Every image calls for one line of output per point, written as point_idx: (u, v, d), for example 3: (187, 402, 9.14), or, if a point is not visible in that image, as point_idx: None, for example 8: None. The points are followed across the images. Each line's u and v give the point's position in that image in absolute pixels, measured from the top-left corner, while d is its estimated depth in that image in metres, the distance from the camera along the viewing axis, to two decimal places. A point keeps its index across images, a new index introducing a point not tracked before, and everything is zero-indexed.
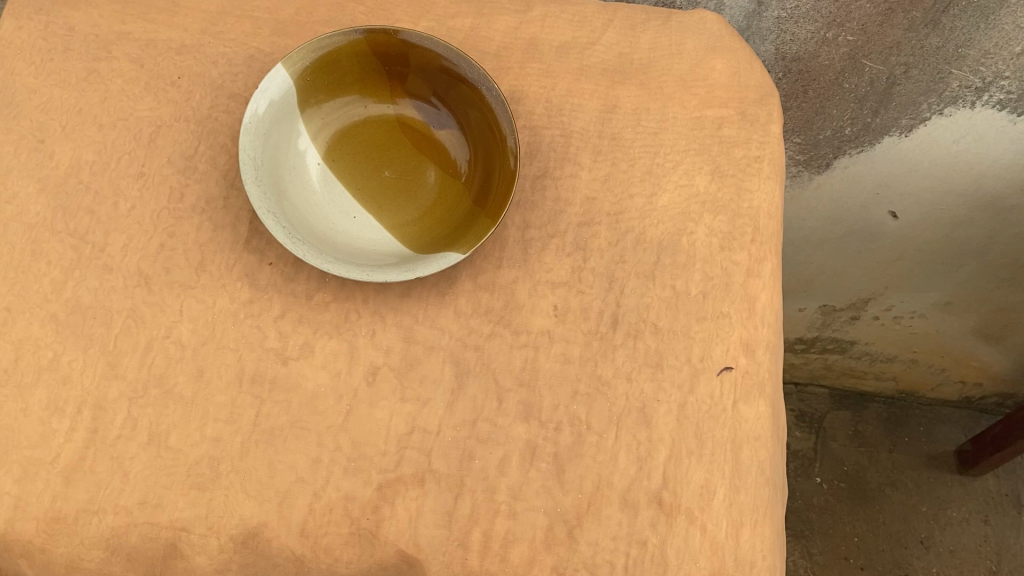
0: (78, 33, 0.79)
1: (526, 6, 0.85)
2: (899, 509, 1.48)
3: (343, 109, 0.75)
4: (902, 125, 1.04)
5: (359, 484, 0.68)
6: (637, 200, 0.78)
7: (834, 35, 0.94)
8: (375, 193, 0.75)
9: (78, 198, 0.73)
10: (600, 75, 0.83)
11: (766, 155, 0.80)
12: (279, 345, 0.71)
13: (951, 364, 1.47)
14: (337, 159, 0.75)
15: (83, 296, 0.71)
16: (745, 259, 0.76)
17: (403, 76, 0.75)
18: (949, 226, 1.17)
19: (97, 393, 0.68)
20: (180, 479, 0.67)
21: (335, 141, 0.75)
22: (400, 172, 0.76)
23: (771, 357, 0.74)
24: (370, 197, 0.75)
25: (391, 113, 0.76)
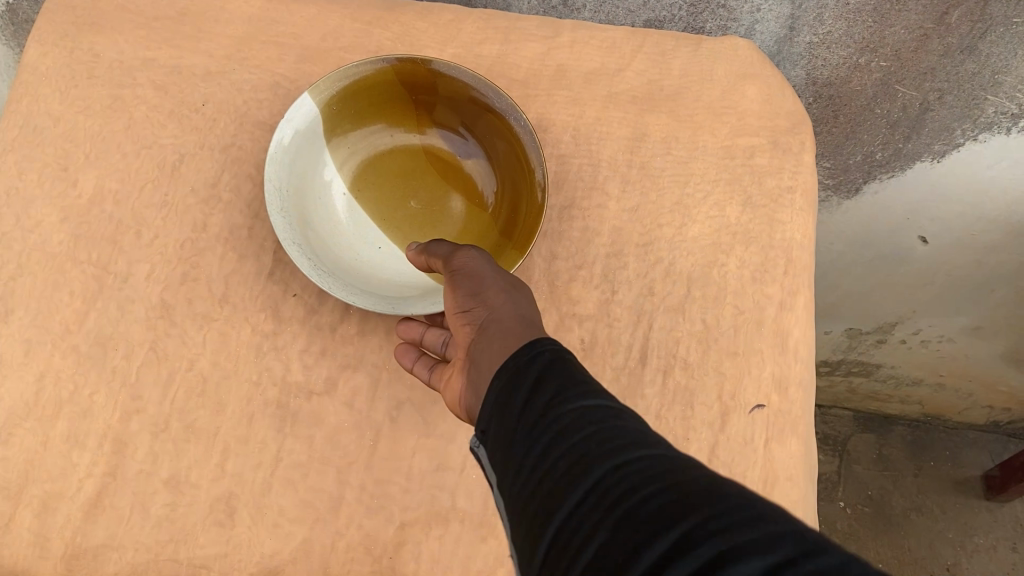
0: (103, 60, 0.78)
1: (554, 31, 0.84)
2: (924, 535, 1.45)
3: (370, 138, 0.75)
4: (935, 150, 1.01)
5: (382, 522, 0.66)
6: (667, 231, 0.77)
7: (867, 60, 0.93)
8: (400, 223, 0.74)
9: (101, 227, 0.73)
10: (629, 103, 0.81)
11: (799, 186, 0.79)
12: (301, 379, 0.70)
13: (980, 389, 1.41)
14: (362, 188, 0.75)
15: (105, 328, 0.70)
16: (777, 292, 0.75)
17: (430, 104, 0.74)
18: (981, 251, 1.11)
19: (118, 426, 0.67)
20: (201, 515, 0.66)
21: (362, 170, 0.75)
22: (428, 200, 0.75)
23: (804, 395, 0.72)
24: (396, 226, 0.74)
25: (417, 143, 0.76)
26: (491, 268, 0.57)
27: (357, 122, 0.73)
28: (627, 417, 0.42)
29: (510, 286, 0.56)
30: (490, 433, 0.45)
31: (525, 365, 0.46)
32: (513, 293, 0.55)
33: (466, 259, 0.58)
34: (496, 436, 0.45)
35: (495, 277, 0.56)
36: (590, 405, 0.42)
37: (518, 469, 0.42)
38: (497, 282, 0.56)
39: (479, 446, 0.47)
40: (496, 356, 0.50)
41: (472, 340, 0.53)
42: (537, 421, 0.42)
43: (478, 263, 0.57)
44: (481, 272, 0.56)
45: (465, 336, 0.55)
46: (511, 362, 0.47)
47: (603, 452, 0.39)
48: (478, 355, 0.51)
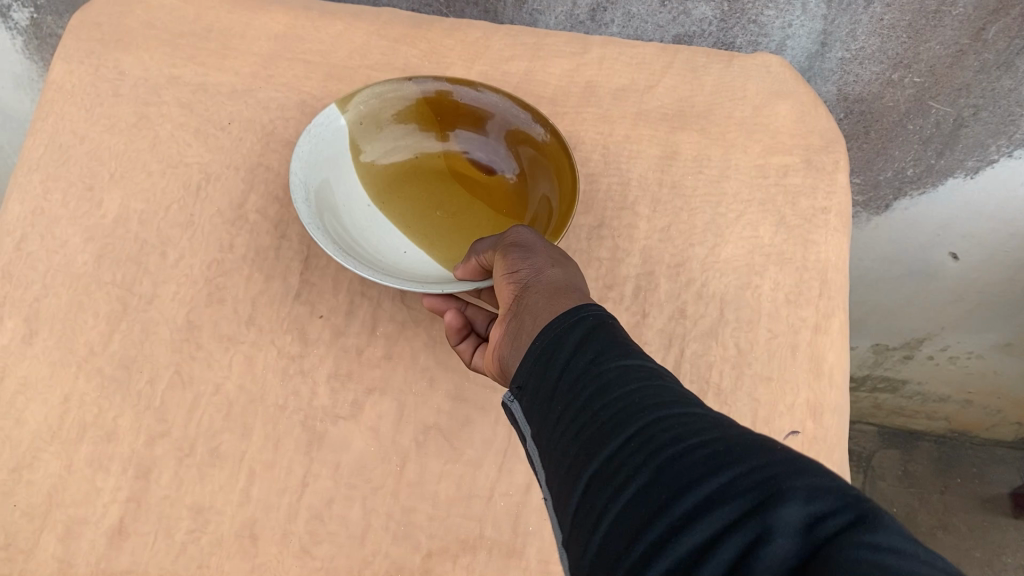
0: (129, 78, 0.78)
1: (581, 48, 0.83)
2: (951, 554, 1.41)
3: (392, 157, 0.75)
4: (968, 167, 0.99)
5: (408, 550, 0.65)
6: (698, 251, 0.75)
7: (900, 76, 0.91)
8: (426, 230, 0.72)
9: (126, 247, 0.72)
10: (659, 120, 0.80)
11: (833, 207, 0.77)
12: (327, 403, 0.69)
13: (1009, 406, 1.39)
14: (386, 202, 0.74)
15: (130, 350, 0.69)
16: (812, 314, 0.73)
17: (453, 117, 0.75)
18: (1015, 266, 1.09)
19: (143, 451, 0.66)
20: (226, 542, 0.64)
21: (387, 184, 0.74)
22: (455, 208, 0.73)
23: (840, 422, 0.70)
24: (422, 233, 0.72)
25: (440, 159, 0.76)
26: (544, 246, 0.57)
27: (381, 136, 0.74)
28: (669, 379, 0.42)
29: (562, 261, 0.56)
30: (526, 389, 0.46)
31: (565, 325, 0.46)
32: (563, 267, 0.55)
33: (518, 236, 0.57)
34: (532, 393, 0.45)
35: (543, 245, 0.57)
36: (636, 365, 0.43)
37: (558, 423, 0.43)
38: (547, 256, 0.55)
39: (514, 401, 0.47)
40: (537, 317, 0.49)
41: (515, 306, 0.53)
42: (578, 379, 0.43)
43: (529, 239, 0.57)
44: (534, 246, 0.56)
45: (508, 306, 0.54)
46: (551, 320, 0.47)
47: (647, 408, 0.39)
48: (521, 319, 0.51)
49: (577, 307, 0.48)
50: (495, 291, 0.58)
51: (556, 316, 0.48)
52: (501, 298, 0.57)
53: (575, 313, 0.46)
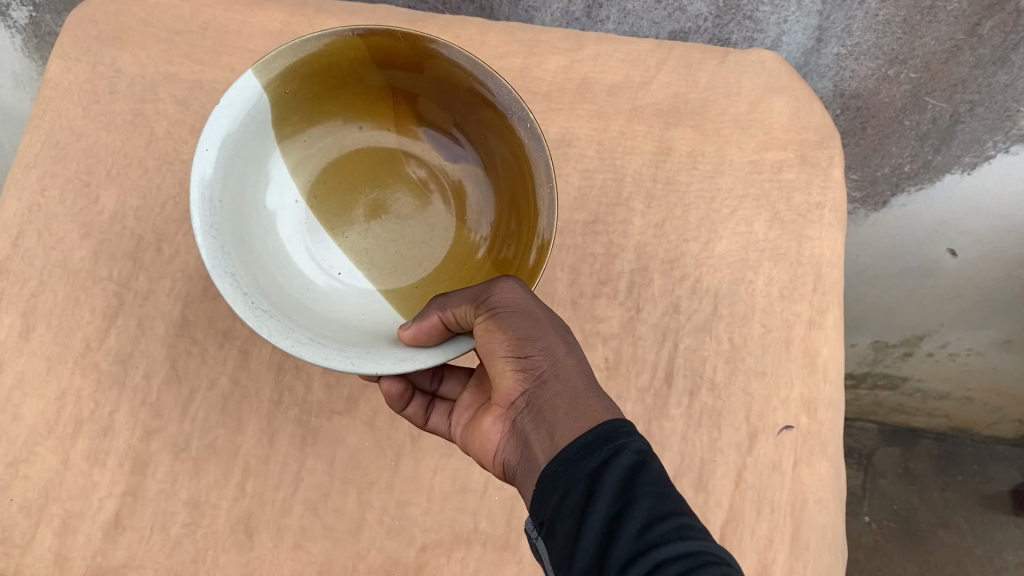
0: (125, 75, 0.78)
1: (578, 44, 0.83)
2: (951, 552, 1.43)
3: (334, 138, 0.67)
4: (965, 163, 0.99)
5: (403, 544, 0.65)
6: (692, 247, 0.76)
7: (896, 72, 0.91)
8: (364, 243, 0.67)
9: (122, 244, 0.72)
10: (654, 116, 0.80)
11: (828, 202, 0.77)
12: (322, 398, 0.69)
13: (1009, 403, 1.39)
14: (321, 198, 0.67)
15: (126, 345, 0.69)
16: (806, 309, 0.73)
17: (420, 96, 0.65)
18: (1012, 263, 1.09)
19: (139, 446, 0.67)
20: (221, 536, 0.65)
21: (341, 170, 0.68)
22: (407, 217, 0.68)
23: (833, 416, 0.71)
24: (359, 244, 0.67)
25: (391, 147, 0.68)
26: (538, 311, 0.52)
27: (338, 111, 0.66)
28: (725, 565, 0.40)
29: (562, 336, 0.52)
30: (561, 547, 0.44)
31: (606, 462, 0.44)
32: (569, 348, 0.52)
33: (509, 298, 0.52)
34: (568, 551, 0.43)
35: (549, 326, 0.52)
36: (687, 550, 0.40)
37: None
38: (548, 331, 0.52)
39: (539, 540, 0.46)
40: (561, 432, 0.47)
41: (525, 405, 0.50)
42: (626, 558, 0.41)
43: (523, 303, 0.52)
44: (532, 315, 0.52)
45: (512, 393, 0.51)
46: (585, 439, 0.45)
47: None
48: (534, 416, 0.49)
49: (609, 421, 0.46)
50: (489, 368, 0.53)
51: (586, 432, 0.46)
52: (499, 376, 0.52)
53: (613, 439, 0.45)
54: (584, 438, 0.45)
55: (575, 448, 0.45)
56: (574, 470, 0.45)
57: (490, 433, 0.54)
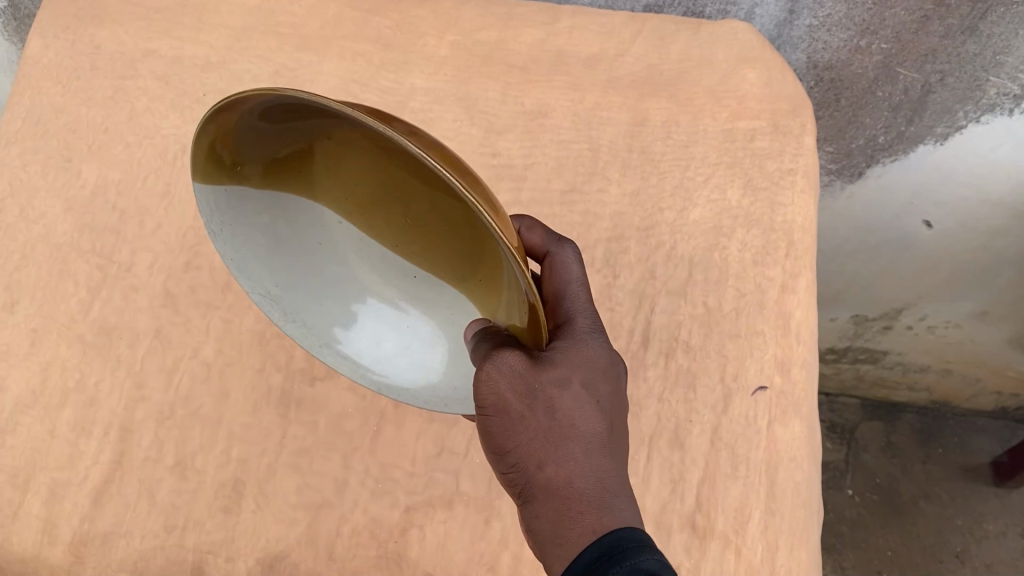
0: (105, 52, 0.80)
1: (552, 18, 0.84)
2: (933, 523, 1.43)
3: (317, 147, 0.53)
4: (937, 133, 1.00)
5: (387, 506, 0.66)
6: (667, 215, 0.77)
7: (867, 43, 0.93)
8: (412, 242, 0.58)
9: (105, 217, 0.74)
10: (628, 88, 0.82)
11: (800, 168, 0.78)
12: (305, 365, 0.70)
13: (988, 374, 1.40)
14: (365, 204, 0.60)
15: (110, 316, 0.71)
16: (779, 274, 0.74)
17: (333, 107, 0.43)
18: (987, 234, 1.11)
19: (125, 414, 0.68)
20: (207, 501, 0.66)
21: None
22: None
23: (807, 376, 0.71)
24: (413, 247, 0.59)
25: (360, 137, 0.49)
26: (522, 399, 0.48)
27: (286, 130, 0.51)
28: None
29: (548, 427, 0.48)
30: None
31: None
32: (558, 442, 0.48)
33: (487, 394, 0.48)
34: None
35: (537, 403, 0.48)
36: None
37: None
38: (531, 426, 0.48)
39: None
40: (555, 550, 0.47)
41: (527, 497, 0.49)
42: None
43: (503, 395, 0.47)
44: (508, 410, 0.48)
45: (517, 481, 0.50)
46: (583, 561, 0.44)
47: None
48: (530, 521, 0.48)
49: (603, 540, 0.45)
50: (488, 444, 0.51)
51: (581, 556, 0.45)
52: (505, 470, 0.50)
53: (617, 559, 0.43)
54: (582, 563, 0.44)
55: (579, 568, 0.44)
56: None
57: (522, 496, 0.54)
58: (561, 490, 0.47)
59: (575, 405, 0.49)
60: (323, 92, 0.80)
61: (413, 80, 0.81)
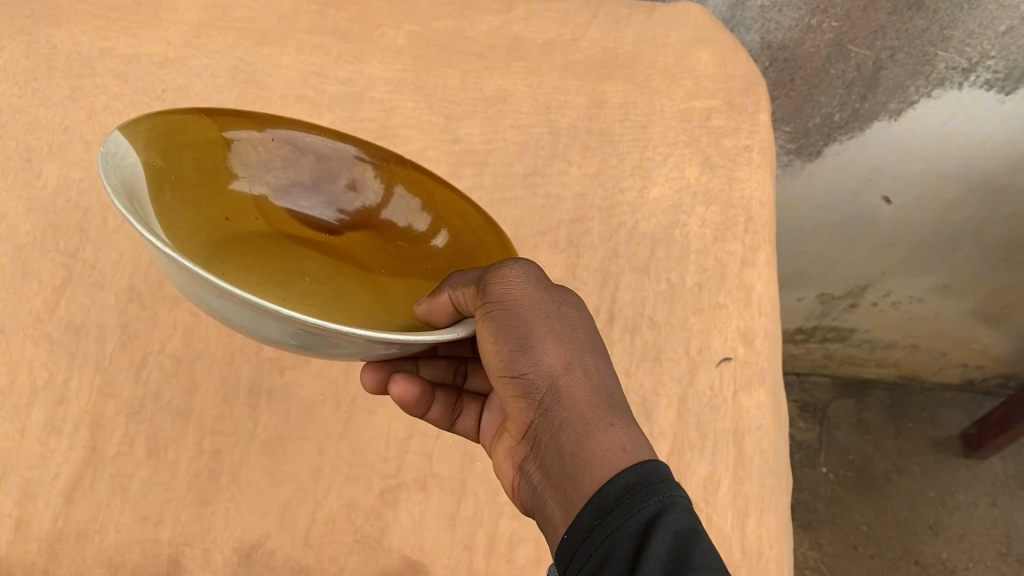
0: (61, 52, 0.82)
1: (508, 7, 0.88)
2: (906, 495, 1.44)
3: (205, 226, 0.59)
4: (891, 109, 1.02)
5: (361, 490, 0.67)
6: (628, 195, 0.78)
7: (819, 22, 0.94)
8: None
9: (67, 216, 0.75)
10: (585, 71, 0.84)
11: (755, 144, 0.81)
12: (275, 355, 0.72)
13: (953, 348, 1.43)
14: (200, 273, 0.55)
15: (76, 315, 0.71)
16: (739, 248, 0.76)
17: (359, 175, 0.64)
18: (942, 208, 1.14)
19: (95, 412, 0.68)
20: (180, 494, 0.66)
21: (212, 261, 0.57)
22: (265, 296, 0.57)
23: (770, 347, 0.73)
24: None
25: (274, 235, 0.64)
26: (545, 303, 0.49)
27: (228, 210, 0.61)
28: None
29: (567, 335, 0.49)
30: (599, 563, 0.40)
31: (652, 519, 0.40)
32: (575, 351, 0.48)
33: (508, 290, 0.48)
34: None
35: (553, 309, 0.49)
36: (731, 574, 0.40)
37: None
38: (548, 330, 0.48)
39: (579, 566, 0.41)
40: (571, 476, 0.45)
41: (547, 403, 0.47)
42: None
43: (524, 291, 0.49)
44: (528, 309, 0.48)
45: (538, 387, 0.48)
46: (580, 522, 0.43)
47: None
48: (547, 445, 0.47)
49: (606, 494, 0.42)
50: (494, 355, 0.49)
51: (589, 503, 0.43)
52: (518, 391, 0.49)
53: (658, 485, 0.42)
54: (584, 511, 0.43)
55: (612, 482, 0.43)
56: (616, 507, 0.42)
57: (507, 455, 0.53)
58: (577, 401, 0.47)
59: (591, 329, 0.51)
60: (283, 85, 0.81)
61: (372, 70, 0.83)
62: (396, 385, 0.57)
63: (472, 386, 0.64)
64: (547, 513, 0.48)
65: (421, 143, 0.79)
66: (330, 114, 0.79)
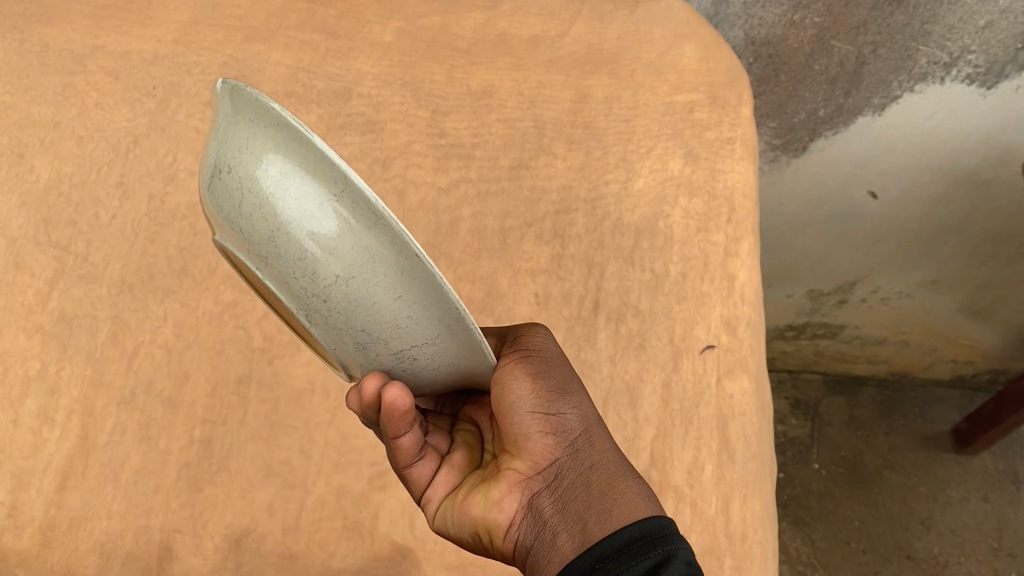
0: (52, 49, 0.83)
1: (494, 3, 0.89)
2: (898, 491, 1.45)
3: None
4: (875, 104, 1.04)
5: (351, 477, 0.68)
6: (613, 186, 0.80)
7: (801, 17, 0.95)
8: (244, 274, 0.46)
9: (60, 210, 0.76)
10: (570, 66, 0.85)
11: (738, 136, 0.81)
12: (264, 345, 0.73)
13: (943, 344, 1.44)
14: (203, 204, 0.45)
15: (68, 307, 0.72)
16: (722, 239, 0.77)
17: None
18: (928, 202, 1.15)
19: (87, 402, 0.69)
20: (171, 481, 0.67)
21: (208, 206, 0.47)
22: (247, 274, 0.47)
23: (753, 334, 0.73)
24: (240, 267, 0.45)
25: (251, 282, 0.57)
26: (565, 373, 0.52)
27: None
28: None
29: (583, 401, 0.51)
30: None
31: (654, 567, 0.40)
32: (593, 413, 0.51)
33: (542, 345, 0.51)
34: None
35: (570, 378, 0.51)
36: None
37: None
38: (575, 386, 0.50)
39: None
40: (602, 511, 0.44)
41: (584, 444, 0.48)
42: None
43: (555, 356, 0.51)
44: (560, 367, 0.50)
45: (575, 428, 0.48)
46: (582, 562, 0.42)
47: None
48: (575, 485, 0.46)
49: (611, 540, 0.42)
50: (532, 389, 0.48)
51: (594, 544, 0.43)
52: (551, 427, 0.48)
53: (662, 539, 0.42)
54: (587, 550, 0.43)
55: (622, 532, 0.43)
56: (621, 553, 0.42)
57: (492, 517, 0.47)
58: (606, 450, 0.48)
59: None
60: (272, 81, 0.83)
61: (359, 67, 0.84)
62: (389, 388, 0.44)
63: (429, 441, 0.54)
64: (558, 552, 0.44)
65: (408, 137, 0.81)
66: (318, 110, 0.82)
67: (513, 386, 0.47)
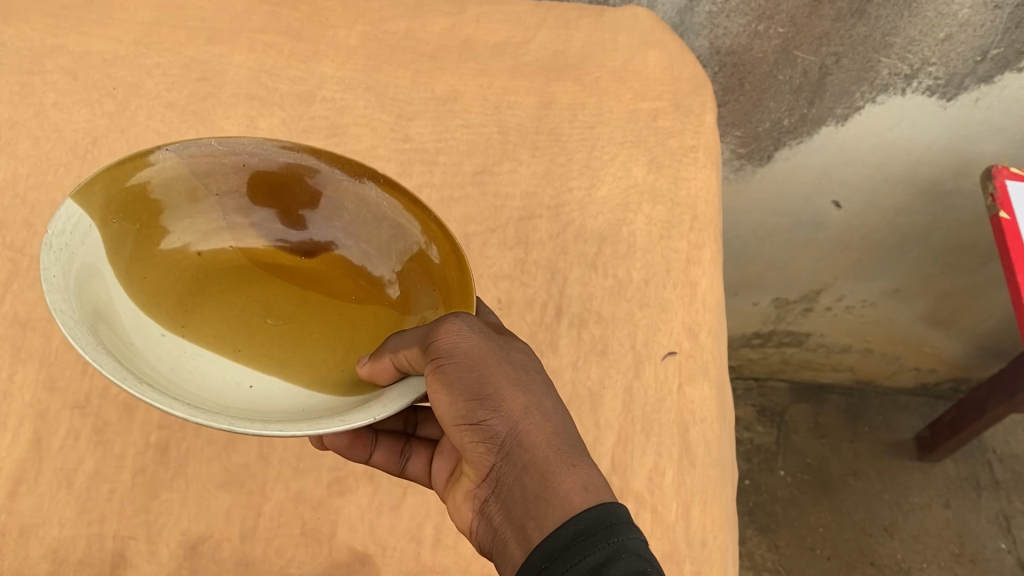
0: (10, 48, 0.83)
1: (460, 8, 0.92)
2: (862, 498, 1.46)
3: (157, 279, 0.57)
4: (837, 115, 1.05)
5: (309, 483, 0.68)
6: (576, 193, 0.80)
7: (765, 27, 0.96)
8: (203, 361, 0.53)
9: (15, 211, 0.74)
10: (535, 73, 0.88)
11: (701, 144, 0.84)
12: None
13: (906, 352, 1.46)
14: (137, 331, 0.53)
15: (21, 309, 0.71)
16: (685, 246, 0.78)
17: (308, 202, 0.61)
18: (891, 211, 1.16)
19: (40, 406, 0.68)
20: (126, 487, 0.65)
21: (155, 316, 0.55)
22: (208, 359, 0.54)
23: (714, 341, 0.74)
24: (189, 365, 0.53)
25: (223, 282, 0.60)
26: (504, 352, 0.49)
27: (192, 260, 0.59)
28: None
29: (528, 379, 0.48)
30: None
31: (596, 566, 0.40)
32: (537, 393, 0.48)
33: (454, 344, 0.48)
34: None
35: (503, 358, 0.48)
36: None
37: None
38: (506, 377, 0.47)
39: None
40: (535, 518, 0.44)
41: (513, 442, 0.46)
42: None
43: (482, 342, 0.48)
44: (485, 359, 0.48)
45: (502, 428, 0.46)
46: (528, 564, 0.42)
47: None
48: (515, 488, 0.45)
49: (555, 539, 0.42)
50: (453, 404, 0.47)
51: (535, 547, 0.43)
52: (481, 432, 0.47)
53: (606, 533, 0.41)
54: (529, 556, 0.43)
55: (562, 532, 0.42)
56: (563, 554, 0.41)
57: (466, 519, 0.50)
58: (543, 441, 0.46)
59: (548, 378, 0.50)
60: (234, 84, 0.83)
61: (322, 70, 0.85)
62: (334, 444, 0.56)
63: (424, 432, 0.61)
64: (508, 558, 0.45)
65: (371, 141, 0.81)
66: (281, 112, 0.81)
67: (441, 402, 0.48)
